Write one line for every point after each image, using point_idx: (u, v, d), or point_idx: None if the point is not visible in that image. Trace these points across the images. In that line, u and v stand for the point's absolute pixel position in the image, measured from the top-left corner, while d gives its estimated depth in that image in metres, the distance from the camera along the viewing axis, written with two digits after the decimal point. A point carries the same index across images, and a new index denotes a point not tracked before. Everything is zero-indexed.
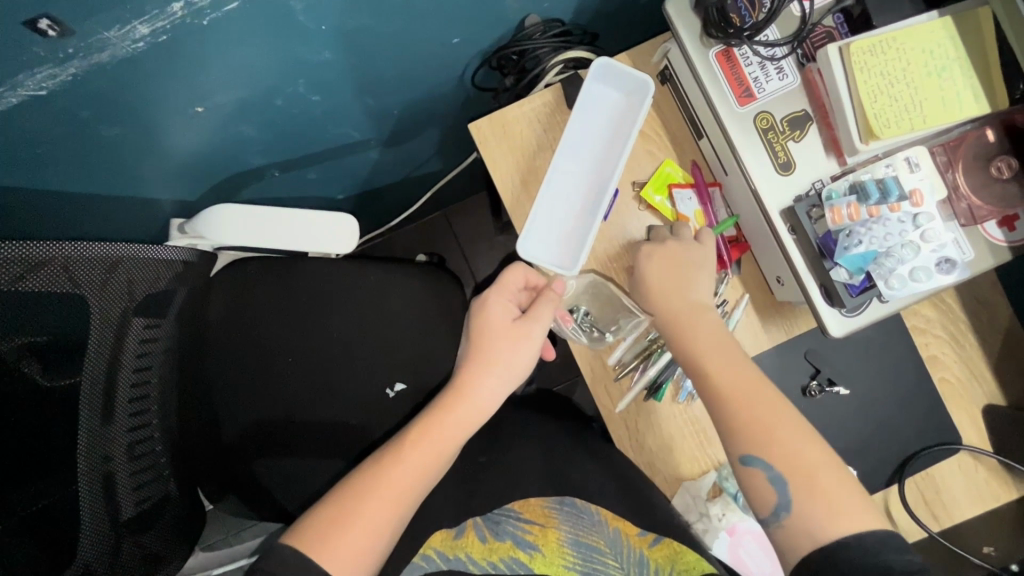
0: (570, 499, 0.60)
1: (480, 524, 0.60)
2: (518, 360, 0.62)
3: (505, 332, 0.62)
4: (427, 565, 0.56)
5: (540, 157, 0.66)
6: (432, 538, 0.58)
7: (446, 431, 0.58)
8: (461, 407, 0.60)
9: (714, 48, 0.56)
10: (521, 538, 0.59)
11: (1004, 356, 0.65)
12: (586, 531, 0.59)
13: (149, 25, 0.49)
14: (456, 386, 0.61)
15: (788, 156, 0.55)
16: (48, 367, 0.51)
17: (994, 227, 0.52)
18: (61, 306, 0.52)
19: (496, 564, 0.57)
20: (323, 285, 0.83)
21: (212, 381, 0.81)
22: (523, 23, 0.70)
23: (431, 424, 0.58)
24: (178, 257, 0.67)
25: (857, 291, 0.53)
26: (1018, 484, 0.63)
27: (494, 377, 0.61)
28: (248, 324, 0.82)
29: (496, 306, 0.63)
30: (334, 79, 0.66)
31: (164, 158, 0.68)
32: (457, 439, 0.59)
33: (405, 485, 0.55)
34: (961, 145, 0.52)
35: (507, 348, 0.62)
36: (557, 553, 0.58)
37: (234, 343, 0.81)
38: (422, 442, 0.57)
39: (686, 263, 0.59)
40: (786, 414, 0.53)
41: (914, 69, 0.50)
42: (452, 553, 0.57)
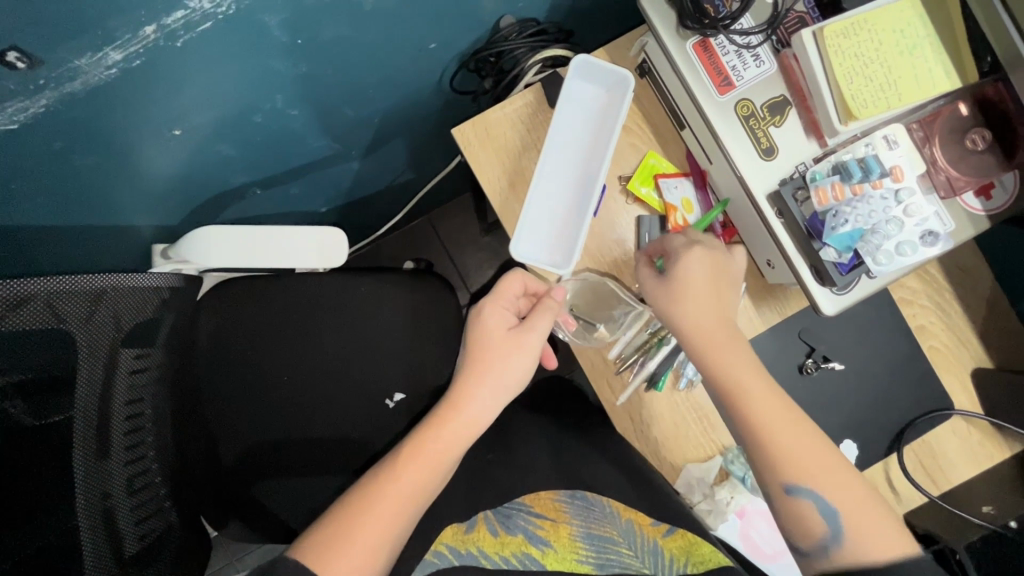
0: (580, 492, 0.62)
1: (491, 517, 0.60)
2: (514, 370, 0.61)
3: (500, 342, 0.62)
4: (439, 562, 0.54)
5: (525, 158, 0.66)
6: (443, 534, 0.57)
7: (444, 442, 0.58)
8: (457, 420, 0.59)
9: (691, 39, 0.56)
10: (532, 533, 0.58)
11: (989, 319, 0.67)
12: (598, 523, 0.59)
13: (121, 50, 0.48)
14: (449, 398, 0.60)
15: (770, 141, 0.56)
16: (36, 408, 0.50)
17: (972, 197, 0.53)
18: (44, 343, 0.51)
19: (508, 559, 0.56)
20: (316, 302, 0.82)
21: (202, 408, 0.79)
22: (498, 25, 0.70)
23: (429, 437, 0.58)
24: (162, 283, 0.66)
25: (847, 270, 0.54)
26: (1008, 443, 0.65)
27: (490, 386, 0.60)
28: (240, 346, 0.80)
29: (493, 316, 0.63)
30: (313, 91, 0.65)
31: (143, 185, 0.66)
32: (454, 453, 0.58)
33: (401, 500, 0.54)
34: (936, 120, 0.53)
35: (505, 358, 0.61)
36: (569, 549, 0.57)
37: (228, 368, 0.80)
38: (418, 457, 0.56)
39: (724, 276, 0.59)
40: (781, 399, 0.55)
41: (887, 49, 0.51)
42: (463, 548, 0.56)
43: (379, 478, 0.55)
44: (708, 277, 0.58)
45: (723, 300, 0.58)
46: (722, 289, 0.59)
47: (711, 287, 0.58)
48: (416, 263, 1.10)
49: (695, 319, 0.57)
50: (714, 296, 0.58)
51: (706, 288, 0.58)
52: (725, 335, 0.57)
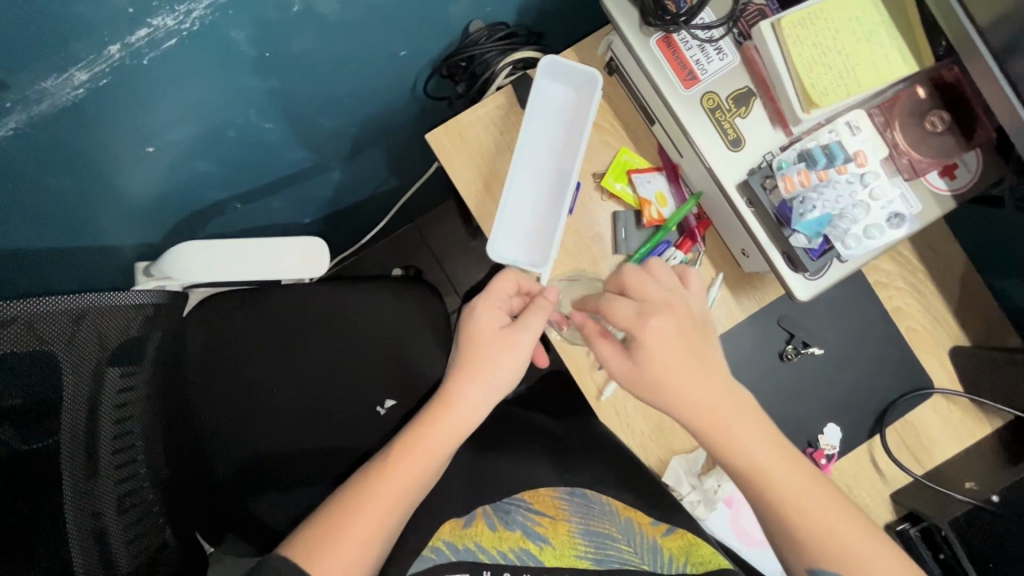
0: (579, 490, 0.63)
1: (490, 512, 0.61)
2: (504, 369, 0.60)
3: (490, 340, 0.60)
4: (437, 557, 0.56)
5: (499, 159, 0.66)
6: (442, 529, 0.59)
7: (434, 442, 0.57)
8: (448, 419, 0.58)
9: (655, 35, 0.57)
10: (531, 529, 0.60)
11: (963, 298, 0.68)
12: (596, 520, 0.61)
13: (87, 70, 0.48)
14: (440, 397, 0.59)
15: (737, 132, 0.57)
16: (24, 432, 0.50)
17: (936, 177, 0.54)
18: (26, 365, 0.51)
19: (506, 554, 0.58)
20: (302, 313, 0.83)
21: (192, 422, 0.79)
22: (467, 30, 0.71)
23: (419, 437, 0.57)
24: (147, 301, 0.66)
25: (818, 255, 0.55)
26: (989, 418, 0.66)
27: (480, 386, 0.59)
28: (228, 359, 0.80)
29: (484, 313, 0.61)
30: (286, 105, 0.66)
31: (122, 203, 0.66)
32: (444, 453, 0.58)
33: (392, 499, 0.54)
34: (896, 105, 0.54)
35: (497, 359, 0.59)
36: (567, 545, 0.59)
37: (217, 382, 0.80)
38: (408, 456, 0.56)
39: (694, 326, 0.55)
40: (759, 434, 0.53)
41: (843, 37, 0.52)
42: (461, 544, 0.58)
43: (370, 475, 0.55)
44: (678, 340, 0.54)
45: (704, 353, 0.54)
46: (697, 349, 0.54)
47: (683, 348, 0.54)
48: (403, 270, 1.11)
49: (682, 402, 0.53)
50: (689, 362, 0.54)
51: (682, 356, 0.54)
52: (711, 404, 0.53)
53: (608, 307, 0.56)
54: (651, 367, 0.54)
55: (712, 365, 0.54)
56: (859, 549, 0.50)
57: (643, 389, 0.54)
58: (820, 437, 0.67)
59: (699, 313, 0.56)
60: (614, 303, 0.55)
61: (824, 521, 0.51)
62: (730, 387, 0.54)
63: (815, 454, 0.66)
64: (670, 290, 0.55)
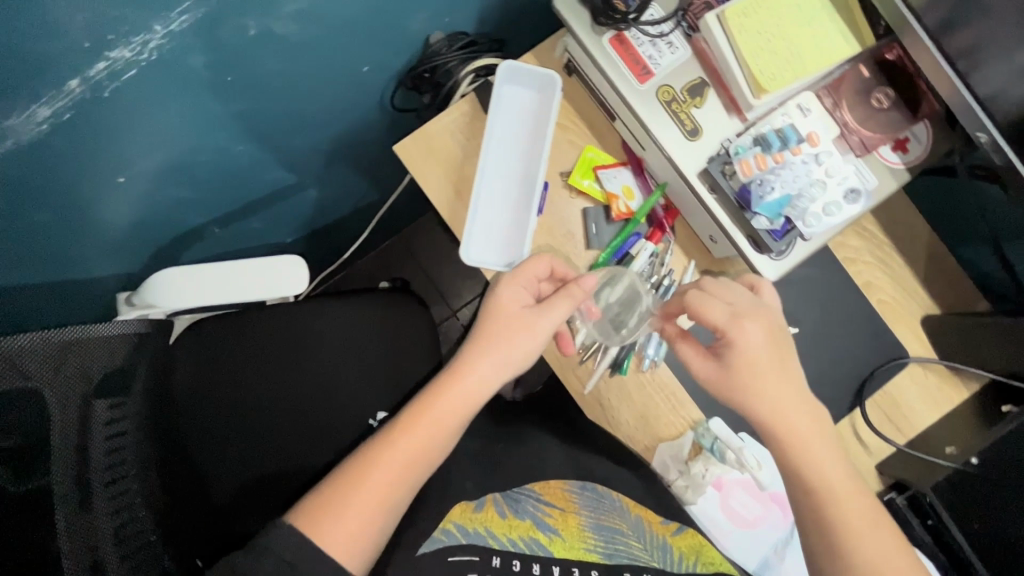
0: (590, 484, 0.64)
1: (500, 499, 0.61)
2: (517, 347, 0.59)
3: (502, 315, 0.60)
4: (447, 539, 0.55)
5: (468, 165, 0.67)
6: (452, 512, 0.58)
7: (443, 413, 0.56)
8: (458, 390, 0.57)
9: (606, 34, 0.59)
10: (540, 519, 0.59)
11: (930, 268, 0.69)
12: (606, 515, 0.61)
13: (49, 105, 0.48)
14: (452, 369, 0.58)
15: (694, 122, 0.58)
16: (18, 474, 0.50)
17: (889, 152, 0.56)
18: (11, 403, 0.51)
19: (515, 541, 0.56)
20: (293, 331, 0.83)
21: (183, 424, 0.78)
22: (428, 41, 0.73)
23: (425, 409, 0.56)
24: (132, 329, 0.66)
25: (780, 235, 0.56)
26: (967, 383, 0.68)
27: (491, 363, 0.58)
28: (228, 374, 0.81)
29: (509, 293, 0.60)
30: (253, 128, 0.67)
31: (101, 237, 0.66)
32: (451, 430, 0.56)
33: (397, 474, 0.53)
34: (842, 84, 0.56)
35: (511, 336, 0.59)
36: (577, 537, 0.58)
37: (215, 397, 0.80)
38: (416, 430, 0.55)
39: (779, 329, 0.55)
40: (826, 433, 0.53)
41: (787, 24, 0.54)
42: (472, 527, 0.57)
43: (377, 445, 0.55)
44: (768, 343, 0.54)
45: (786, 357, 0.55)
46: (780, 354, 0.54)
47: (770, 353, 0.54)
48: (391, 283, 1.12)
49: (771, 409, 0.53)
50: (774, 367, 0.54)
51: (771, 356, 0.54)
52: (791, 411, 0.53)
53: (699, 308, 0.55)
54: (741, 369, 0.54)
55: (794, 377, 0.54)
56: (857, 518, 0.50)
57: (729, 391, 0.55)
58: None
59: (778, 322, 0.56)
60: (705, 303, 0.55)
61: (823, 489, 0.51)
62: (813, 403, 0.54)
63: None
64: (752, 299, 0.55)
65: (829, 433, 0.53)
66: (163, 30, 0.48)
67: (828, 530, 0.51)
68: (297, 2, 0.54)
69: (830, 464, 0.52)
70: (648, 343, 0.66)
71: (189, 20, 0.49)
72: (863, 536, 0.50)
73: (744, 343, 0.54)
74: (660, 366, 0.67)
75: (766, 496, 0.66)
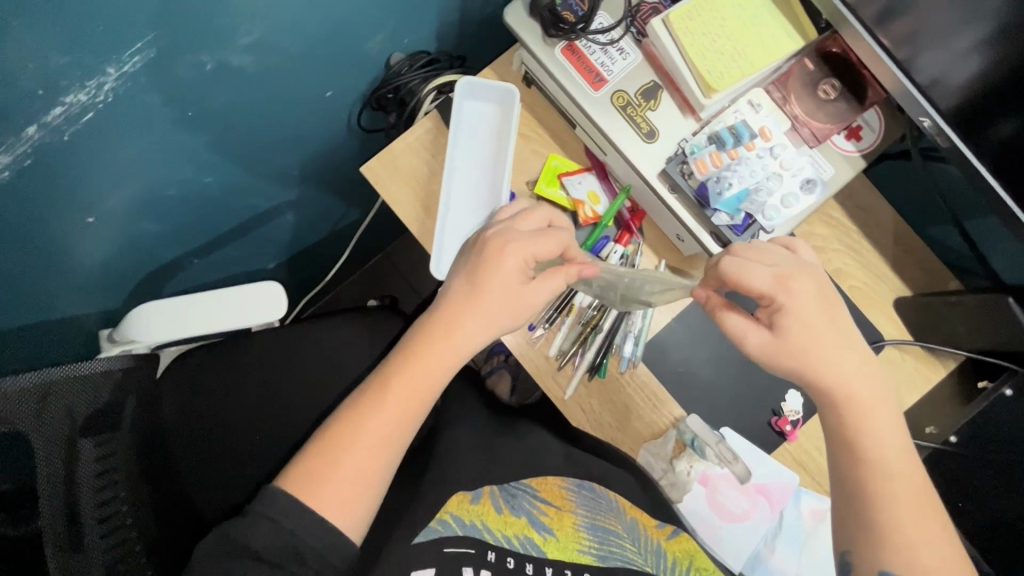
0: (588, 483, 0.63)
1: (497, 493, 0.60)
2: (507, 306, 0.57)
3: (495, 254, 0.56)
4: (443, 530, 0.55)
5: (435, 182, 0.68)
6: (449, 503, 0.57)
7: (427, 371, 0.55)
8: (444, 346, 0.56)
9: (559, 45, 0.60)
10: (535, 517, 0.59)
11: (899, 251, 0.70)
12: (603, 515, 0.61)
13: (9, 153, 0.47)
14: (439, 323, 0.56)
15: (650, 124, 0.59)
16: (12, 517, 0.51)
17: (843, 140, 0.59)
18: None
19: (510, 538, 0.56)
20: (281, 340, 0.84)
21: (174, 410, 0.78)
22: (389, 62, 0.74)
23: (411, 355, 0.55)
24: (116, 365, 0.65)
25: (741, 230, 0.57)
26: (942, 362, 0.68)
27: (479, 320, 0.56)
28: (222, 372, 0.81)
29: (512, 257, 0.56)
30: (221, 158, 0.68)
31: (77, 279, 0.66)
32: (438, 376, 0.56)
33: (388, 426, 0.53)
34: (789, 78, 0.59)
35: (504, 282, 0.56)
36: (572, 538, 0.57)
37: (208, 394, 0.80)
38: (400, 384, 0.54)
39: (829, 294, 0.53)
40: (883, 402, 0.51)
41: (731, 23, 0.56)
42: (468, 519, 0.56)
43: (362, 396, 0.54)
44: (819, 306, 0.52)
45: (839, 321, 0.52)
46: (836, 320, 0.52)
47: (824, 317, 0.52)
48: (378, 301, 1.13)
49: (831, 373, 0.51)
50: (829, 330, 0.52)
51: (823, 321, 0.52)
52: (855, 379, 0.51)
53: (738, 276, 0.52)
54: (796, 337, 0.52)
55: (856, 342, 0.52)
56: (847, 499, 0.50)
57: (787, 360, 0.52)
58: (783, 404, 0.67)
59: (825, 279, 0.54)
60: (743, 269, 0.52)
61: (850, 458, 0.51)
62: (876, 367, 0.52)
63: (779, 422, 0.66)
64: (792, 258, 0.53)
65: (886, 406, 0.51)
66: (116, 72, 0.49)
67: (864, 485, 0.50)
68: (251, 35, 0.56)
69: (885, 428, 0.51)
70: (624, 342, 0.67)
71: (141, 61, 0.50)
72: (852, 515, 0.50)
73: (796, 314, 0.51)
74: (638, 366, 0.67)
75: (752, 489, 0.66)
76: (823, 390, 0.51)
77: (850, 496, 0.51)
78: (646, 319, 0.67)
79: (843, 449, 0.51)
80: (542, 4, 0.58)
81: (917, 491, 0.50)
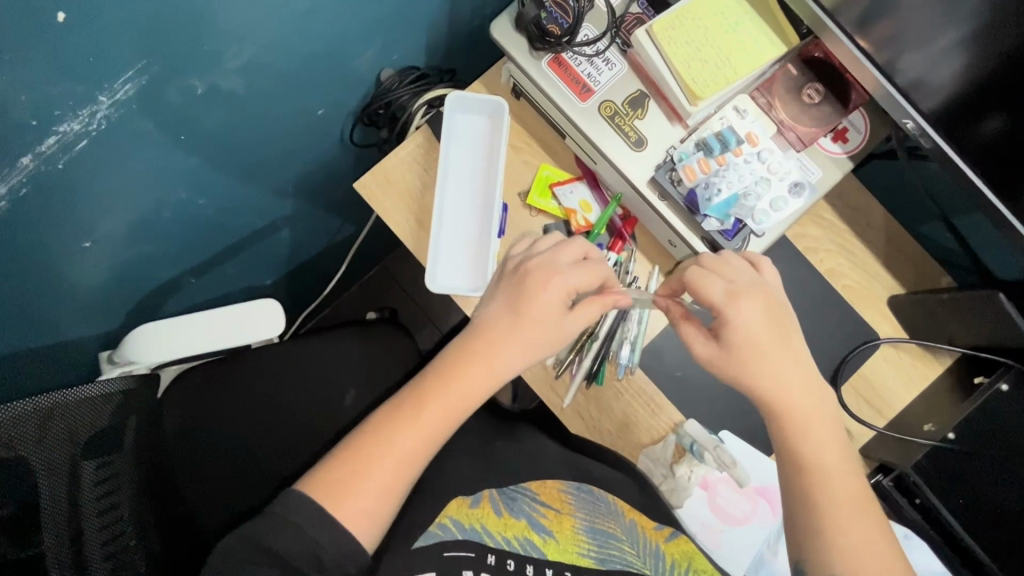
0: (586, 485, 0.63)
1: (496, 496, 0.59)
2: (543, 331, 0.56)
3: (542, 280, 0.56)
4: (443, 534, 0.54)
5: (427, 196, 0.69)
6: (448, 507, 0.57)
7: (460, 392, 0.55)
8: (479, 370, 0.55)
9: (545, 58, 0.61)
10: (536, 519, 0.58)
11: (891, 250, 0.70)
12: (601, 517, 0.60)
13: (5, 184, 0.48)
14: (477, 344, 0.56)
15: (638, 133, 0.60)
16: (16, 541, 0.51)
17: (830, 142, 0.60)
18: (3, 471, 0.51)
19: (511, 540, 0.55)
20: (299, 359, 0.84)
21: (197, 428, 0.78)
22: (379, 78, 0.75)
23: (449, 376, 0.55)
24: (115, 387, 0.64)
25: (732, 234, 0.58)
26: (941, 361, 0.68)
27: (516, 346, 0.56)
28: (243, 392, 0.81)
29: (555, 282, 0.56)
30: (214, 178, 0.68)
31: (76, 303, 0.67)
32: (474, 399, 0.56)
33: (418, 443, 0.53)
34: (774, 84, 0.59)
35: (542, 307, 0.56)
36: (571, 540, 0.57)
37: (226, 413, 0.80)
38: (433, 403, 0.54)
39: (781, 312, 0.54)
40: (825, 410, 0.53)
41: (714, 32, 0.57)
42: (468, 523, 0.55)
43: (397, 411, 0.54)
44: (764, 319, 0.53)
45: (787, 335, 0.54)
46: (783, 334, 0.54)
47: (770, 330, 0.53)
48: (377, 313, 1.13)
49: (770, 382, 0.52)
50: (775, 342, 0.53)
51: (768, 335, 0.53)
52: (794, 391, 0.53)
53: (697, 282, 0.54)
54: (739, 348, 0.53)
55: (801, 356, 0.54)
56: (838, 494, 0.50)
57: (732, 367, 0.53)
58: None
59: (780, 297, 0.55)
60: (703, 278, 0.53)
61: (791, 459, 0.52)
62: (816, 383, 0.54)
63: None
64: (752, 275, 0.54)
65: (830, 414, 0.53)
66: (109, 100, 0.50)
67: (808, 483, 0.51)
68: (240, 58, 0.56)
69: (822, 438, 0.52)
70: (621, 347, 0.67)
71: (133, 88, 0.51)
72: (849, 518, 0.50)
73: (738, 326, 0.53)
74: (636, 372, 0.68)
75: (752, 491, 0.67)
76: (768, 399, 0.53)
77: (790, 497, 0.52)
78: (642, 324, 0.67)
79: (786, 452, 0.53)
80: (526, 18, 0.59)
81: (853, 492, 0.51)
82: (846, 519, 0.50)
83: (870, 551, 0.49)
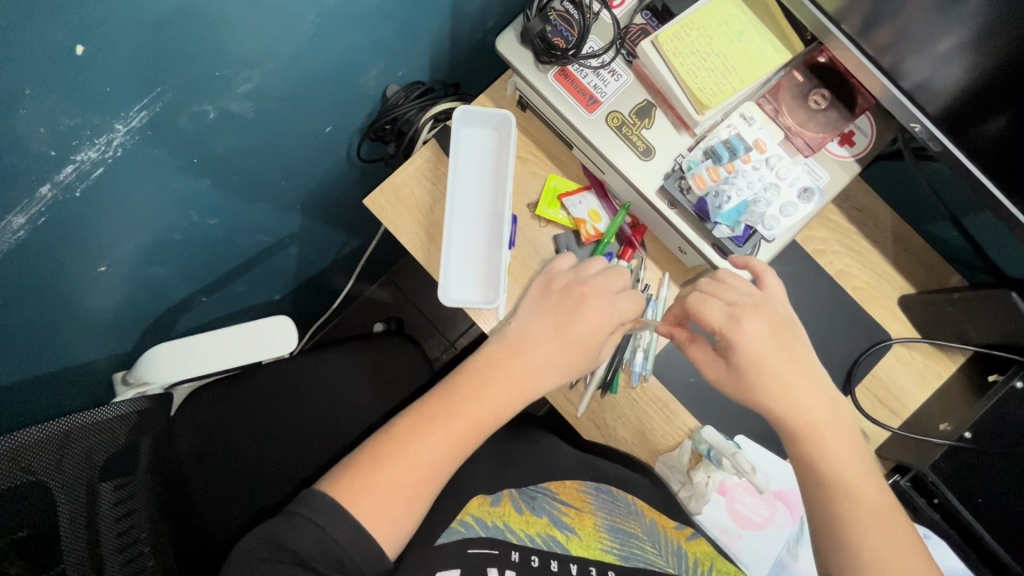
0: (605, 486, 0.63)
1: (516, 495, 0.60)
2: (572, 343, 0.59)
3: (573, 303, 0.60)
4: (466, 532, 0.55)
5: (437, 208, 0.69)
6: (469, 505, 0.58)
7: (489, 404, 0.57)
8: (508, 382, 0.57)
9: (551, 71, 0.61)
10: (557, 517, 0.58)
11: (900, 250, 0.70)
12: (622, 517, 0.60)
13: (23, 214, 0.48)
14: (508, 354, 0.59)
15: (646, 142, 0.60)
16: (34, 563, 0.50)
17: (837, 146, 0.60)
18: (25, 497, 0.51)
19: (533, 536, 0.55)
20: (313, 375, 0.84)
21: (215, 435, 0.79)
22: (385, 95, 0.76)
23: (478, 390, 0.57)
24: (132, 408, 0.65)
25: (743, 241, 0.58)
26: (951, 358, 0.69)
27: (547, 361, 0.58)
28: (257, 403, 0.81)
29: (598, 299, 0.59)
30: (225, 198, 0.69)
31: (91, 327, 0.67)
32: (501, 415, 0.57)
33: (437, 453, 0.54)
34: (779, 91, 0.61)
35: (580, 322, 0.59)
36: (593, 537, 0.57)
37: (239, 424, 0.80)
38: (460, 415, 0.55)
39: (787, 326, 0.56)
40: (842, 422, 0.54)
41: (719, 41, 0.58)
42: (490, 521, 0.56)
43: (423, 418, 0.55)
44: (771, 337, 0.54)
45: (796, 353, 0.55)
46: (792, 352, 0.55)
47: (776, 349, 0.54)
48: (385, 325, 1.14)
49: (777, 402, 0.53)
50: (787, 363, 0.54)
51: (777, 353, 0.54)
52: (814, 410, 0.53)
53: (698, 308, 0.55)
54: (748, 368, 0.54)
55: (810, 370, 0.55)
56: (852, 486, 0.52)
57: (755, 382, 0.54)
58: None
59: (785, 314, 0.57)
60: (706, 303, 0.55)
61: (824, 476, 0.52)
62: (829, 395, 0.55)
63: None
64: (753, 294, 0.55)
65: (848, 433, 0.54)
66: (124, 128, 0.50)
67: (837, 489, 0.52)
68: (249, 82, 0.57)
69: (843, 454, 0.53)
70: (634, 356, 0.67)
71: (147, 115, 0.51)
72: (870, 521, 0.51)
73: (748, 344, 0.54)
74: (649, 379, 0.68)
75: (771, 496, 0.67)
76: (795, 417, 0.53)
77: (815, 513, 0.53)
78: (654, 332, 0.66)
79: (807, 469, 0.53)
80: (533, 32, 0.59)
81: (888, 508, 0.52)
82: (862, 518, 0.51)
83: (886, 552, 0.50)
